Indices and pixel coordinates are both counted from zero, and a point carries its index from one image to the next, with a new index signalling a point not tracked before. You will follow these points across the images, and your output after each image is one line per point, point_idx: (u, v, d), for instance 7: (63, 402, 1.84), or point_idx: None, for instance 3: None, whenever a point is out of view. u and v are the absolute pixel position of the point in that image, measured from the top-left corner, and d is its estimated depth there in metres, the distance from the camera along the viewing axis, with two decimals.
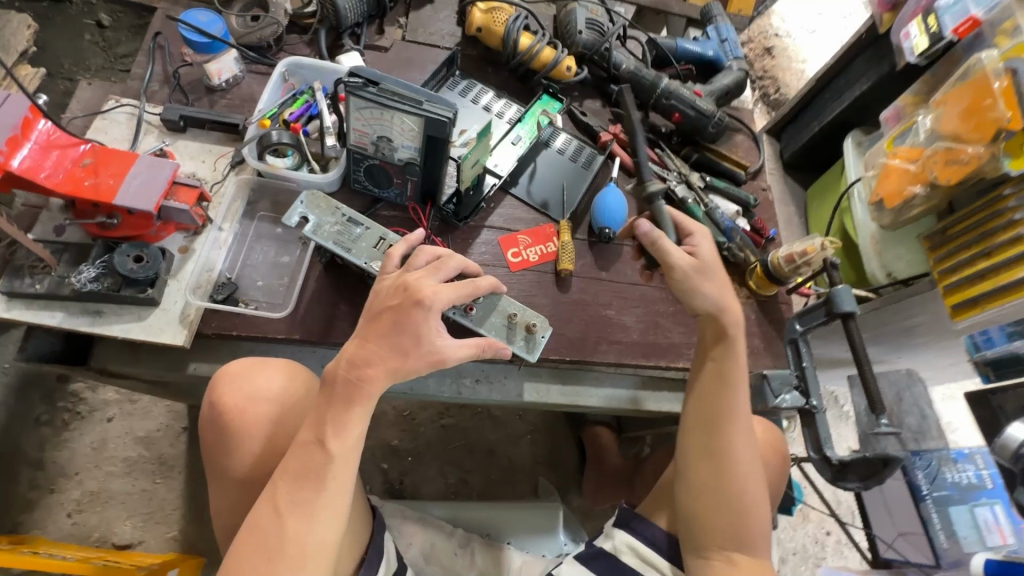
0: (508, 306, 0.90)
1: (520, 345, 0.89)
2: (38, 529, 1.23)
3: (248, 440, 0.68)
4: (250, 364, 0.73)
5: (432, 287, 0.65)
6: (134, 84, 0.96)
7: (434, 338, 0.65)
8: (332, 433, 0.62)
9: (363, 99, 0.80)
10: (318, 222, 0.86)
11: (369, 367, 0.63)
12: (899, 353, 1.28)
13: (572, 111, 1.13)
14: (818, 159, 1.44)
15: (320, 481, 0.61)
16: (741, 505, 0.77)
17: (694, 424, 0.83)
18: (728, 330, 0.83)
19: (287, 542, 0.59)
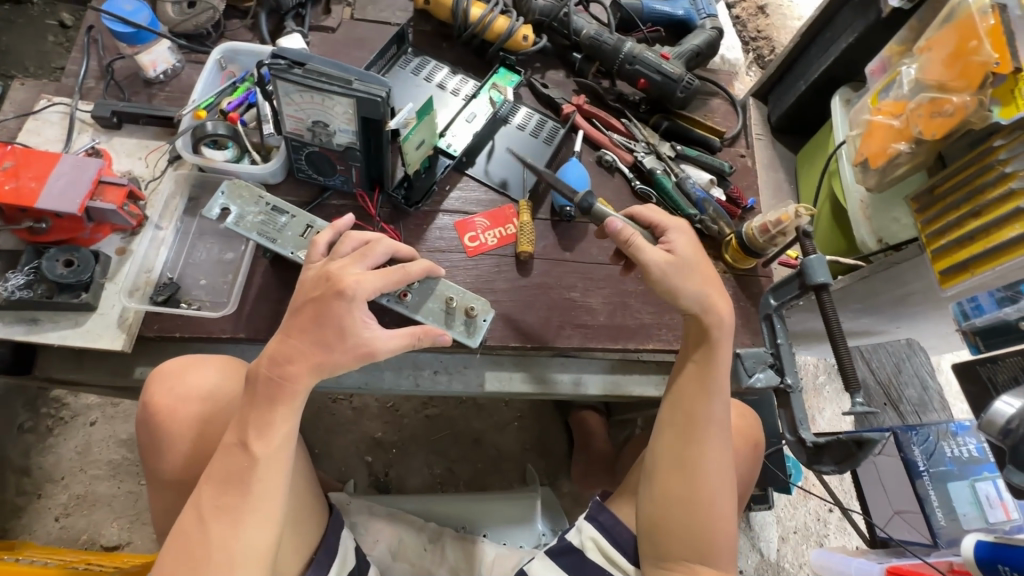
0: (447, 290, 0.86)
1: (459, 329, 0.84)
2: (26, 533, 1.21)
3: (177, 441, 0.71)
4: (184, 363, 0.74)
5: (355, 276, 0.65)
6: (69, 80, 0.93)
7: (360, 330, 0.65)
8: (256, 435, 0.62)
9: (290, 82, 0.74)
10: (239, 213, 0.82)
11: (290, 364, 0.63)
12: (897, 323, 1.21)
13: (532, 83, 1.07)
14: (807, 121, 1.35)
15: (245, 485, 0.61)
16: (707, 514, 0.75)
17: (669, 428, 0.79)
18: (711, 333, 0.79)
19: (212, 548, 0.59)
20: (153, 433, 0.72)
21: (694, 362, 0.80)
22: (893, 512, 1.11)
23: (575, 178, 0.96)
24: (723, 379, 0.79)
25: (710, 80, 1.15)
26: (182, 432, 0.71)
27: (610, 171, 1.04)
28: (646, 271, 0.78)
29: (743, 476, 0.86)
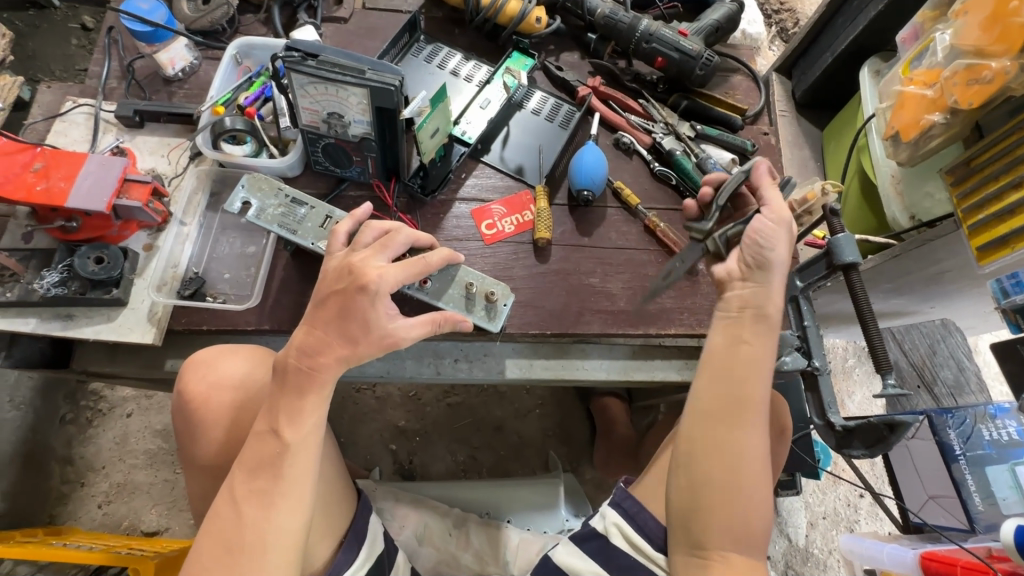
0: (467, 276, 0.86)
1: (480, 315, 0.85)
2: (72, 519, 1.27)
3: (212, 427, 0.73)
4: (217, 352, 0.77)
5: (377, 269, 0.65)
6: (92, 82, 0.95)
7: (384, 322, 0.65)
8: (286, 422, 0.63)
9: (304, 74, 0.75)
10: (261, 206, 0.83)
11: (319, 356, 0.63)
12: (931, 303, 1.17)
13: (546, 66, 1.05)
14: (833, 95, 1.30)
15: (277, 471, 0.62)
16: (747, 503, 0.70)
17: (710, 412, 0.71)
18: (764, 310, 0.71)
19: (246, 531, 0.61)
20: (187, 422, 0.74)
21: (737, 340, 0.71)
22: (927, 497, 1.07)
23: (592, 160, 0.94)
24: (767, 358, 0.71)
25: (730, 55, 1.12)
26: (215, 419, 0.73)
27: (628, 154, 1.02)
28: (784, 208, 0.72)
29: None
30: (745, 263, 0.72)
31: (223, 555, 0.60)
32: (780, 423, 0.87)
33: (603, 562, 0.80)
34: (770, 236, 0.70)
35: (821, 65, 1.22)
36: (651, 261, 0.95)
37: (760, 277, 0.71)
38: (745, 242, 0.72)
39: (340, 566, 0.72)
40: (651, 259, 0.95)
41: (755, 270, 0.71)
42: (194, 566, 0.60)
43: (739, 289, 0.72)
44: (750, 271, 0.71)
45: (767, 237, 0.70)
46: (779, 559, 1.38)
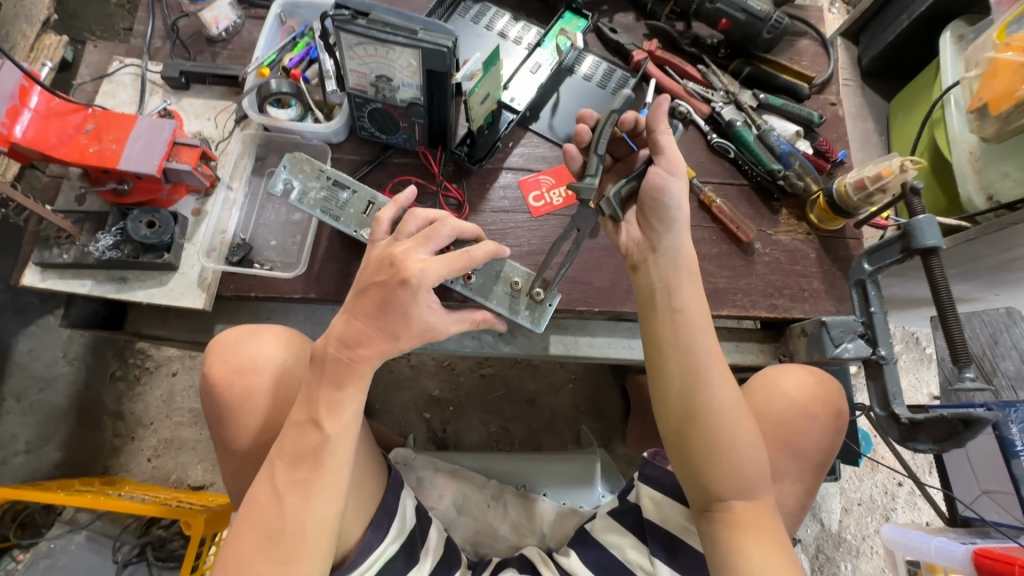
0: (512, 273, 0.85)
1: (524, 316, 0.83)
2: (124, 471, 1.33)
3: (242, 416, 0.71)
4: (241, 334, 0.75)
5: (419, 262, 0.62)
6: (137, 41, 0.94)
7: (426, 316, 0.63)
8: (326, 412, 0.63)
9: (353, 34, 0.72)
10: (302, 188, 0.82)
11: (359, 347, 0.62)
12: (998, 290, 1.10)
13: (599, 28, 0.99)
14: (904, 64, 1.21)
15: (316, 461, 0.62)
16: (730, 450, 0.66)
17: (670, 381, 0.70)
18: (681, 270, 0.72)
19: (287, 518, 0.61)
20: (215, 405, 0.72)
21: (668, 307, 0.71)
22: (980, 492, 1.02)
23: None
24: (698, 306, 0.71)
25: (799, 17, 1.04)
26: (239, 401, 0.71)
27: (683, 124, 0.97)
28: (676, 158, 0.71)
29: (804, 429, 0.77)
30: (648, 221, 0.74)
31: (264, 542, 0.60)
32: (839, 404, 0.80)
33: (641, 535, 0.80)
34: (669, 189, 0.71)
35: (895, 29, 1.12)
36: (705, 238, 0.91)
37: (657, 241, 0.73)
38: (645, 198, 0.73)
39: (370, 544, 0.72)
40: (706, 236, 0.91)
41: (652, 235, 0.74)
42: (232, 554, 0.61)
43: (649, 260, 0.74)
44: (649, 238, 0.74)
45: (668, 192, 0.71)
46: (810, 543, 1.36)
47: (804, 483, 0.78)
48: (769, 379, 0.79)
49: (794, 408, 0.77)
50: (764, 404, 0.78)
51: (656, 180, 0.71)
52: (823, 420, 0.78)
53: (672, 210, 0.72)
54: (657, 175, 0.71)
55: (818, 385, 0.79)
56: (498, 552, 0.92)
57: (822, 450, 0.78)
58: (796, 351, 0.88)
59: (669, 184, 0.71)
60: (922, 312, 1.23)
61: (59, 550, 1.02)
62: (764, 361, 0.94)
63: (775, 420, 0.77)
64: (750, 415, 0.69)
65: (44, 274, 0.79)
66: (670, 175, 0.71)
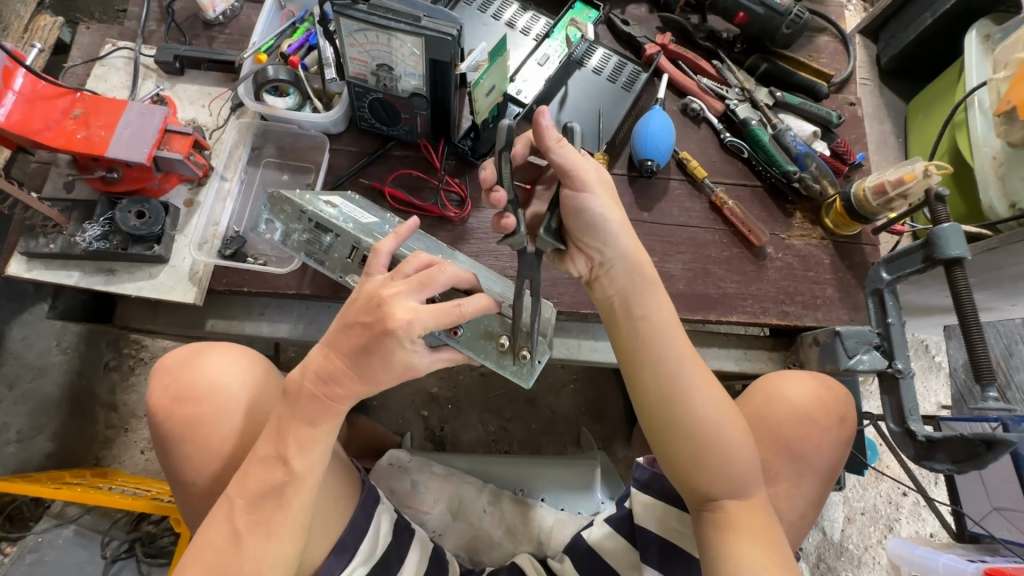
0: (498, 325, 0.70)
1: (511, 372, 0.70)
2: (117, 463, 1.30)
3: (184, 446, 0.66)
4: (186, 355, 0.70)
5: (407, 312, 0.54)
6: (132, 23, 0.91)
7: (411, 358, 0.56)
8: (297, 451, 0.59)
9: (354, 20, 0.68)
10: (285, 230, 0.74)
11: (338, 386, 0.58)
12: (1015, 301, 1.06)
13: (611, 19, 0.96)
14: (924, 64, 1.17)
15: (281, 499, 0.58)
16: (717, 453, 0.62)
17: (648, 388, 0.64)
18: (637, 280, 0.63)
19: (245, 561, 0.57)
20: (158, 433, 0.67)
21: (631, 316, 0.64)
22: (991, 509, 0.97)
23: (658, 128, 0.86)
24: (664, 308, 0.64)
25: (819, 13, 1.00)
26: (180, 429, 0.66)
27: (695, 121, 0.93)
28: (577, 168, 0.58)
29: (805, 431, 0.73)
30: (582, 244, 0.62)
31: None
32: (844, 411, 0.76)
33: (631, 537, 0.78)
34: (590, 206, 0.58)
35: (917, 26, 1.08)
36: (716, 241, 0.88)
37: (599, 256, 0.63)
38: (571, 224, 0.60)
39: (332, 569, 0.67)
40: (716, 239, 0.88)
41: (591, 253, 0.62)
42: None
43: (601, 276, 0.65)
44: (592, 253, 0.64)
45: (589, 211, 0.59)
46: (811, 552, 1.33)
47: (808, 488, 0.73)
48: (771, 385, 0.76)
49: (795, 415, 0.73)
50: (763, 407, 0.74)
51: (570, 204, 0.58)
52: (826, 423, 0.74)
53: (602, 222, 0.60)
54: (570, 198, 0.58)
55: (822, 392, 0.75)
56: (493, 560, 0.89)
57: (824, 453, 0.74)
58: (807, 361, 0.86)
59: (586, 201, 0.58)
60: (935, 320, 1.19)
61: (46, 544, 1.00)
62: (773, 369, 0.91)
63: (774, 420, 0.73)
64: (735, 418, 0.64)
65: (29, 264, 0.76)
66: (581, 189, 0.58)
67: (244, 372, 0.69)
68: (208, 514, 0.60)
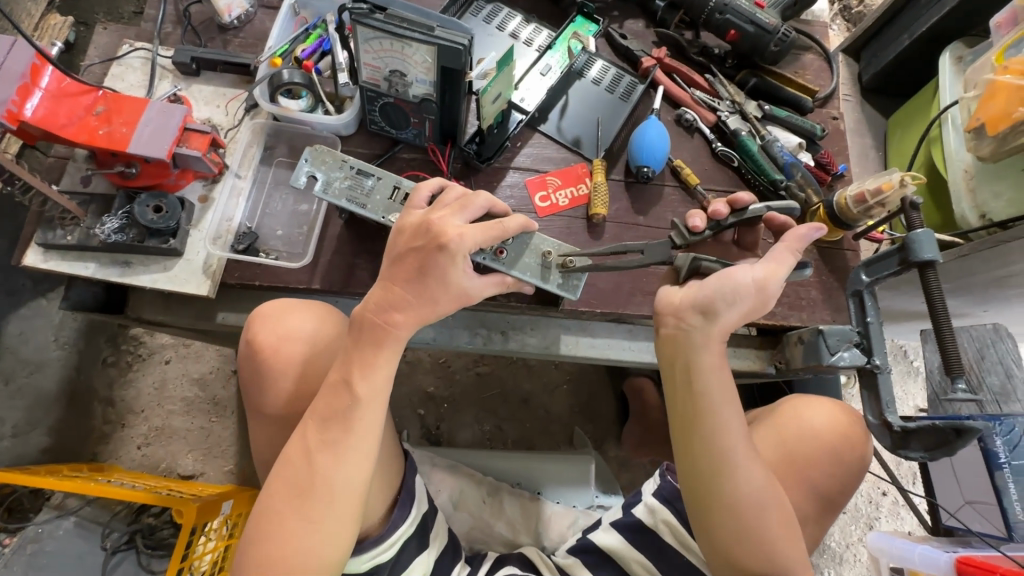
0: (542, 244, 0.80)
1: (556, 283, 0.79)
2: (114, 458, 1.31)
3: (280, 378, 0.71)
4: (282, 307, 0.74)
5: (457, 228, 0.63)
6: (148, 25, 0.94)
7: (463, 281, 0.64)
8: (359, 375, 0.62)
9: (370, 28, 0.72)
10: (327, 179, 0.78)
11: (396, 312, 0.63)
12: (986, 306, 1.12)
13: (609, 33, 1.01)
14: (901, 82, 1.24)
15: (346, 423, 0.61)
16: (759, 529, 0.65)
17: (694, 464, 0.67)
18: (704, 355, 0.68)
19: (317, 478, 0.60)
20: (254, 366, 0.72)
21: (691, 387, 0.68)
22: (964, 502, 1.02)
23: (655, 136, 0.91)
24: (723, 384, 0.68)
25: (804, 32, 1.06)
26: (276, 367, 0.71)
27: (688, 131, 0.98)
28: (777, 271, 0.66)
29: (823, 477, 0.78)
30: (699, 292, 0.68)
31: (294, 496, 0.60)
32: (857, 438, 0.80)
33: (635, 537, 0.81)
34: (739, 279, 0.66)
35: (895, 47, 1.15)
36: None
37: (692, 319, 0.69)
38: (714, 279, 0.68)
39: (395, 522, 0.72)
40: None
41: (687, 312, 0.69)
42: (265, 510, 0.61)
43: (672, 327, 0.70)
44: (684, 305, 0.69)
45: (737, 285, 0.66)
46: None
47: (820, 520, 0.79)
48: (791, 412, 0.81)
49: (823, 445, 0.78)
50: (781, 445, 0.78)
51: (737, 276, 0.66)
52: (842, 459, 0.78)
53: (730, 308, 0.67)
54: (743, 274, 0.66)
55: (839, 422, 0.80)
56: (494, 549, 0.92)
57: (840, 490, 0.79)
58: (792, 358, 0.90)
59: (749, 284, 0.66)
60: (913, 325, 1.25)
61: (47, 535, 1.00)
62: (761, 367, 0.95)
63: (791, 460, 0.77)
64: (778, 494, 0.67)
65: (46, 254, 0.78)
66: (751, 279, 0.66)
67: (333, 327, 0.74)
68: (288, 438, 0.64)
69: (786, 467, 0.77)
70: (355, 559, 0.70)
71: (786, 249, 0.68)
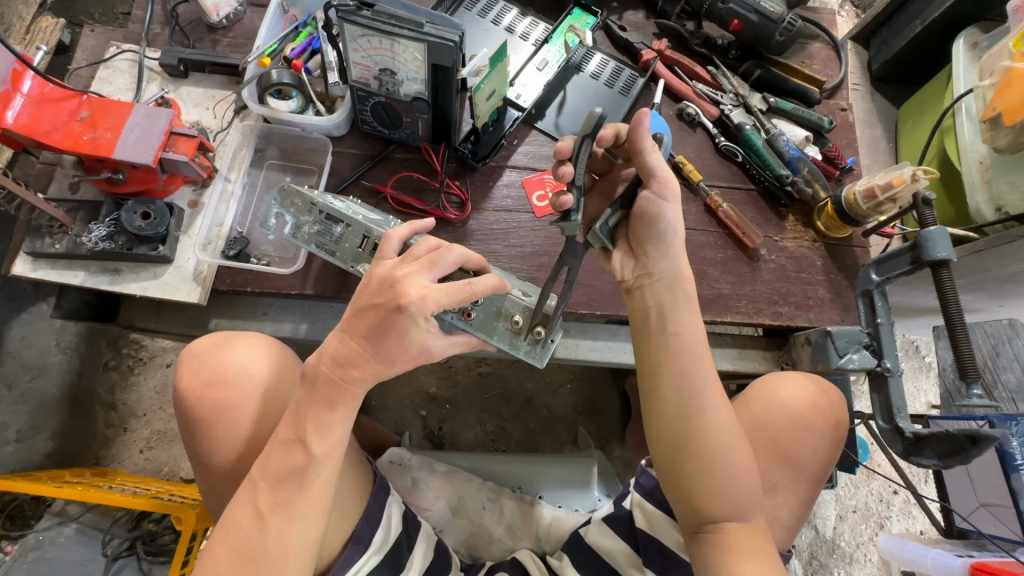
0: (513, 309, 0.75)
1: (524, 351, 0.75)
2: (116, 462, 1.30)
3: (211, 429, 0.67)
4: (215, 343, 0.71)
5: (419, 290, 0.58)
6: (136, 26, 0.92)
7: (425, 339, 0.60)
8: (314, 433, 0.60)
9: (357, 25, 0.69)
10: (295, 223, 0.76)
11: (353, 368, 0.60)
12: (1001, 301, 1.08)
13: (608, 25, 0.98)
14: (913, 69, 1.19)
15: (302, 482, 0.59)
16: (724, 468, 0.63)
17: (664, 406, 0.66)
18: (677, 296, 0.68)
19: (269, 542, 0.58)
20: (186, 418, 0.68)
21: (661, 332, 0.67)
22: (978, 505, 0.99)
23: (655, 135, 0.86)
24: (689, 330, 0.67)
25: (811, 20, 1.02)
26: (211, 413, 0.67)
27: (691, 126, 0.95)
28: (667, 183, 0.63)
29: (804, 445, 0.73)
30: (642, 245, 0.67)
31: (242, 564, 0.58)
32: (839, 414, 0.76)
33: (634, 544, 0.78)
34: (665, 216, 0.64)
35: (906, 34, 1.11)
36: (712, 243, 0.89)
37: (653, 266, 0.68)
38: (637, 224, 0.66)
39: (350, 559, 0.69)
40: (712, 241, 0.90)
41: (647, 261, 0.68)
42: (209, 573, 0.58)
43: (644, 286, 0.69)
44: (643, 264, 0.68)
45: (662, 220, 0.64)
46: (804, 549, 1.34)
47: (801, 495, 0.74)
48: (769, 387, 0.76)
49: (791, 418, 0.74)
50: (763, 413, 0.75)
51: (650, 210, 0.64)
52: (823, 430, 0.74)
53: (667, 234, 0.66)
54: (649, 203, 0.64)
55: (819, 393, 0.76)
56: (494, 554, 0.91)
57: (821, 462, 0.75)
58: (800, 360, 0.88)
59: (665, 210, 0.64)
60: (925, 320, 1.21)
61: (48, 542, 1.01)
62: (766, 369, 0.92)
63: (773, 429, 0.74)
64: (747, 442, 0.66)
65: (35, 263, 0.77)
66: (664, 199, 0.64)
67: (270, 358, 0.71)
68: (232, 498, 0.61)
69: (762, 434, 0.74)
70: None
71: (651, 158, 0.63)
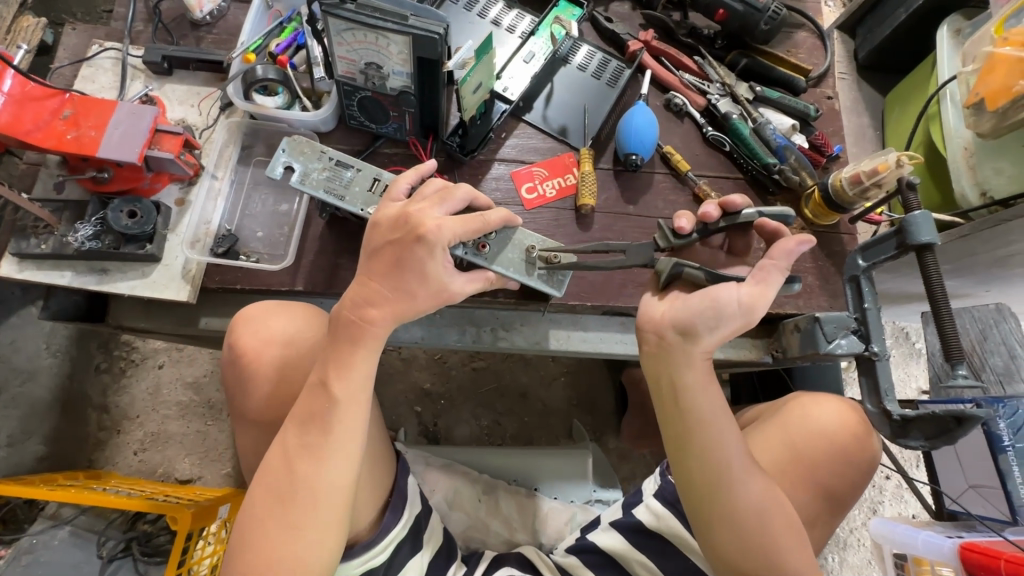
0: (526, 238, 0.77)
1: (539, 277, 0.77)
2: (110, 464, 1.29)
3: (257, 384, 0.72)
4: (265, 309, 0.75)
5: (435, 220, 0.64)
6: (118, 24, 0.91)
7: (442, 275, 0.65)
8: (335, 375, 0.63)
9: (341, 19, 0.69)
10: (304, 170, 0.77)
11: (370, 307, 0.64)
12: (988, 285, 1.10)
13: (595, 17, 0.98)
14: (897, 58, 1.20)
15: (326, 425, 0.62)
16: (763, 533, 0.65)
17: (692, 480, 0.67)
18: (690, 366, 0.68)
19: (300, 483, 0.61)
20: (237, 371, 0.73)
21: (677, 402, 0.68)
22: (967, 486, 1.00)
23: (642, 122, 0.88)
24: (707, 396, 0.68)
25: (797, 9, 1.03)
26: (263, 370, 0.72)
27: (678, 116, 0.95)
28: (762, 295, 0.65)
29: (833, 479, 0.76)
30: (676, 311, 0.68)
31: (277, 502, 0.61)
32: (868, 439, 0.78)
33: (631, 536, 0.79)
34: (729, 307, 0.65)
35: (891, 22, 1.11)
36: None
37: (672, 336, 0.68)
38: (694, 297, 0.67)
39: (387, 526, 0.72)
40: None
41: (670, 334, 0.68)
42: (253, 526, 0.61)
43: (650, 344, 0.69)
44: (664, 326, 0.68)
45: (720, 311, 0.65)
46: None
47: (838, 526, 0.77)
48: (794, 420, 0.78)
49: (821, 452, 0.76)
50: (791, 452, 0.76)
51: (721, 296, 0.65)
52: (852, 461, 0.76)
53: (712, 327, 0.66)
54: (727, 293, 0.65)
55: (846, 422, 0.78)
56: (492, 548, 0.91)
57: (849, 490, 0.77)
58: (789, 346, 0.88)
59: (727, 301, 0.65)
60: (914, 306, 1.22)
61: (41, 545, 1.00)
62: (757, 356, 0.93)
63: (801, 469, 0.75)
64: (780, 503, 0.66)
65: (21, 265, 0.76)
66: (738, 304, 0.65)
67: (314, 324, 0.75)
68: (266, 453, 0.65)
69: (791, 474, 0.75)
70: (346, 564, 0.70)
71: (774, 267, 0.65)
